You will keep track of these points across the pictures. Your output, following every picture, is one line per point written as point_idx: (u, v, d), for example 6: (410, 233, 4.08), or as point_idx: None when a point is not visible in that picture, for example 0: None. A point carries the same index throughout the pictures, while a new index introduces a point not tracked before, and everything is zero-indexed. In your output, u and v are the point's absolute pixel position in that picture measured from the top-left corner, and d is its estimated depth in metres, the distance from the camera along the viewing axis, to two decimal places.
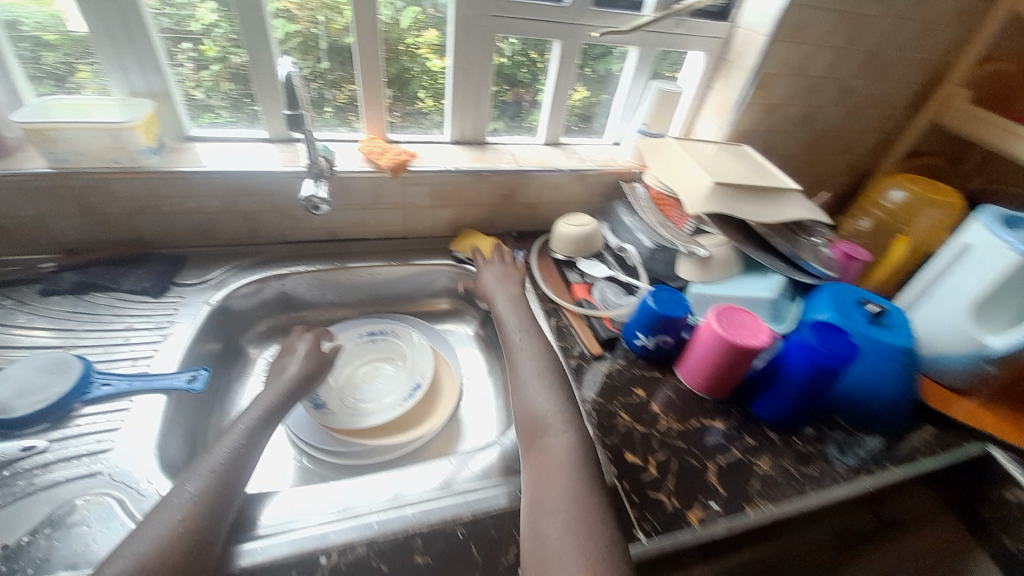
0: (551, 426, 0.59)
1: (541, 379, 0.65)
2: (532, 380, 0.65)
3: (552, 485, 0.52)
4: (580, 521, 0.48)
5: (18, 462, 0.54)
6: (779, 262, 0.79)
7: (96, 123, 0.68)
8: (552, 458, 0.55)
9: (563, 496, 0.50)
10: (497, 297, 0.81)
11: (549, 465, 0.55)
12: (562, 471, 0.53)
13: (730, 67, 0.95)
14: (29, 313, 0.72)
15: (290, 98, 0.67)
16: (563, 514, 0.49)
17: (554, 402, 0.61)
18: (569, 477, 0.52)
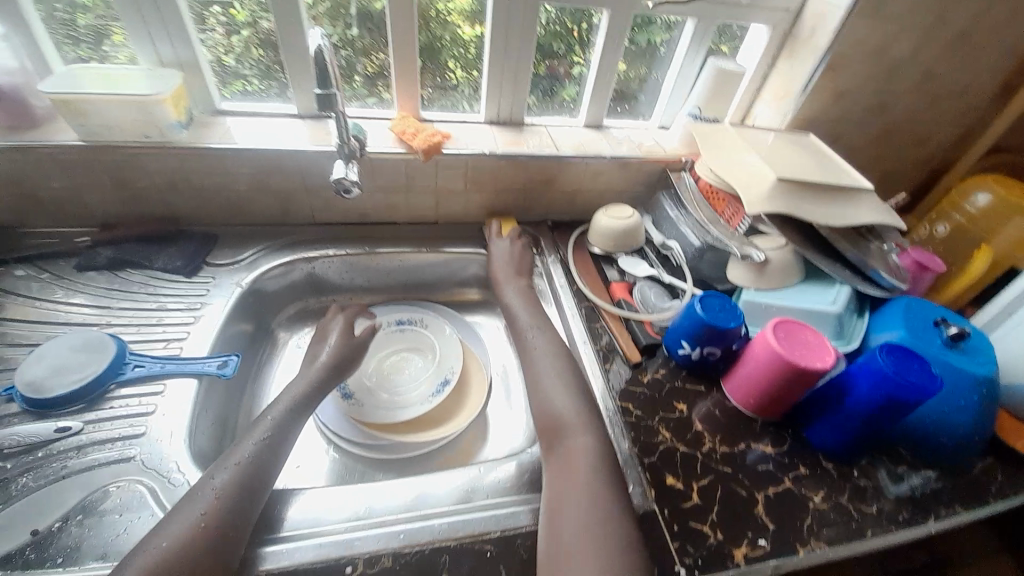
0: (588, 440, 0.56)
1: (561, 377, 0.64)
2: (550, 377, 0.64)
3: (574, 491, 0.51)
4: (598, 530, 0.47)
5: (52, 444, 0.55)
6: (843, 271, 0.72)
7: (124, 95, 0.66)
8: (572, 462, 0.54)
9: (583, 504, 0.49)
10: (504, 286, 0.81)
11: (568, 469, 0.54)
12: (582, 477, 0.52)
13: (798, 44, 0.85)
14: (67, 288, 0.72)
15: (321, 74, 0.62)
16: (581, 522, 0.48)
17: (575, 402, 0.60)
18: (590, 484, 0.51)
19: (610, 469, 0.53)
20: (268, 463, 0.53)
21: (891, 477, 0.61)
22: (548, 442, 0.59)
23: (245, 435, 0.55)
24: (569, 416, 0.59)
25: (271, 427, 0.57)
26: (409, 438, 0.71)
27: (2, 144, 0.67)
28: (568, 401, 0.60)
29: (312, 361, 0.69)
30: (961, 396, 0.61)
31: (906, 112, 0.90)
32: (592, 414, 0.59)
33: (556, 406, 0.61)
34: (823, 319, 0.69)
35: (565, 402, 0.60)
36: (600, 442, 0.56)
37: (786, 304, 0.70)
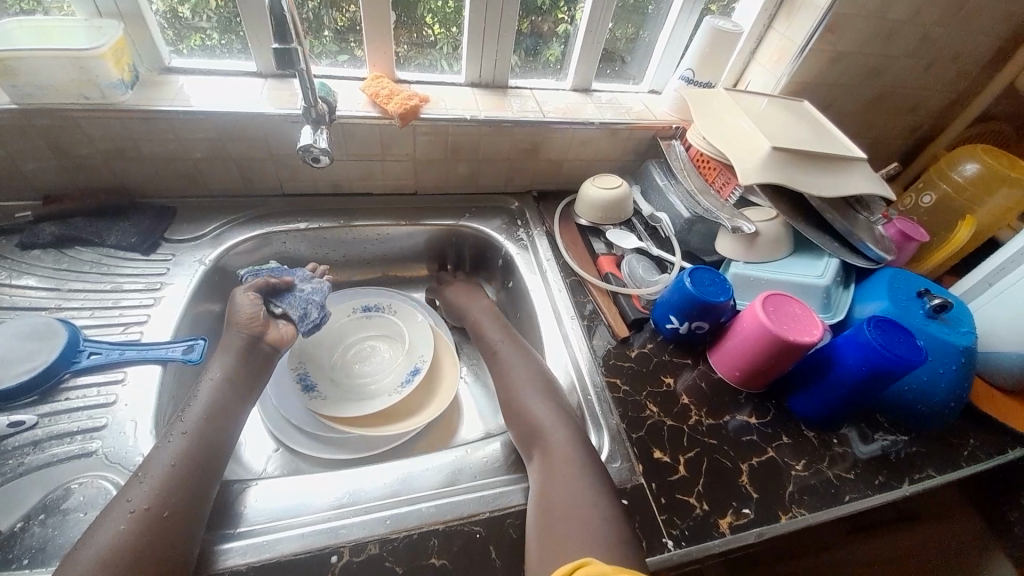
0: (546, 427, 0.56)
1: (531, 372, 0.63)
2: (540, 404, 0.59)
3: (557, 482, 0.50)
4: (585, 514, 0.46)
5: (6, 440, 0.51)
6: (831, 243, 0.71)
7: (55, 49, 0.59)
8: (552, 454, 0.53)
9: (572, 491, 0.48)
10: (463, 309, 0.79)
11: (545, 461, 0.53)
12: (565, 470, 0.50)
13: (796, 4, 0.81)
14: (9, 269, 0.66)
15: (280, 29, 0.55)
16: (568, 508, 0.47)
17: (543, 392, 0.60)
18: (575, 473, 0.50)
19: (585, 451, 0.53)
20: (221, 438, 0.51)
21: (865, 440, 0.63)
22: (523, 441, 0.57)
23: (188, 403, 0.53)
24: (539, 410, 0.58)
25: (213, 395, 0.54)
26: (372, 432, 0.66)
27: None
28: (540, 399, 0.59)
29: (228, 320, 0.62)
30: (941, 365, 0.62)
31: (899, 78, 0.88)
32: (564, 409, 0.58)
33: (528, 404, 0.59)
34: (811, 291, 0.69)
35: (537, 398, 0.59)
36: (572, 427, 0.56)
37: (774, 276, 0.69)
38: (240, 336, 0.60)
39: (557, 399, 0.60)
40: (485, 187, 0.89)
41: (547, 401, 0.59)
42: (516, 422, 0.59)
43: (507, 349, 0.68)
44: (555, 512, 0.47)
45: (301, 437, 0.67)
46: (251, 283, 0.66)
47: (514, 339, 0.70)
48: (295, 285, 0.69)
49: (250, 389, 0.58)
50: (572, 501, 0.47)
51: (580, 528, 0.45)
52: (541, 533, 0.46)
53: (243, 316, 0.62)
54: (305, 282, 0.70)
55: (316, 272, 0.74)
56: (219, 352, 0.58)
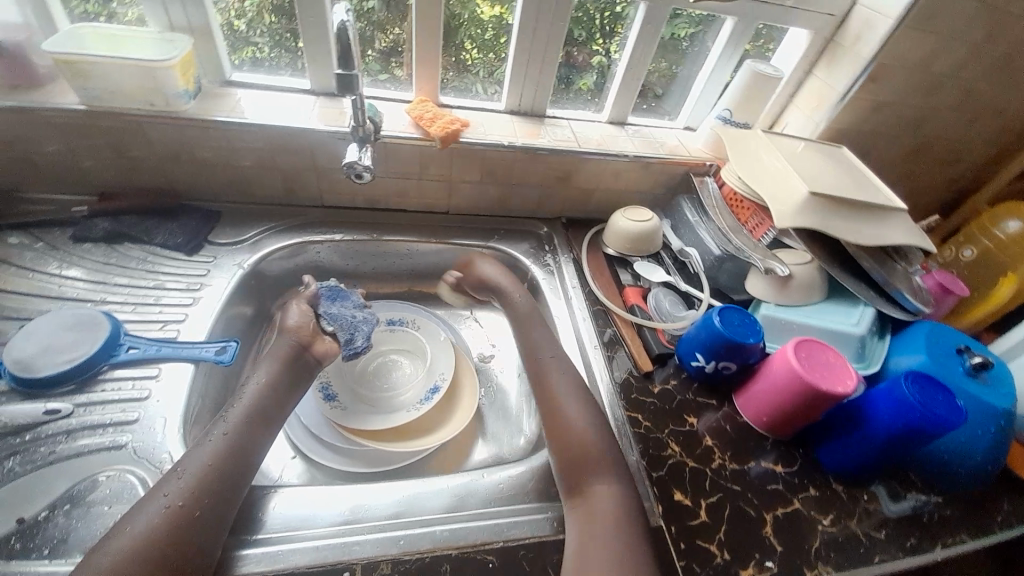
0: (597, 465, 0.54)
1: (588, 412, 0.59)
2: (595, 439, 0.56)
3: (601, 536, 0.48)
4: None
5: (41, 427, 0.53)
6: (867, 291, 0.70)
7: (129, 60, 0.63)
8: (598, 500, 0.51)
9: (614, 549, 0.47)
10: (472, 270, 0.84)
11: (595, 520, 0.50)
12: (612, 526, 0.49)
13: (838, 53, 0.82)
14: (61, 260, 0.69)
15: (343, 54, 0.58)
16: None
17: (600, 441, 0.56)
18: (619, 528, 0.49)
19: (637, 521, 0.50)
20: (256, 444, 0.51)
21: (896, 498, 0.60)
22: (565, 472, 0.55)
23: (231, 403, 0.54)
24: (595, 459, 0.55)
25: (254, 398, 0.54)
26: (391, 449, 0.66)
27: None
28: (594, 431, 0.57)
29: (280, 328, 0.64)
30: (980, 427, 0.60)
31: (940, 130, 0.88)
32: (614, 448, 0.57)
33: (580, 438, 0.57)
34: (844, 339, 0.67)
35: (592, 444, 0.56)
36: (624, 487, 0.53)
37: (809, 322, 0.68)
38: (287, 345, 0.61)
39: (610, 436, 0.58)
40: (514, 210, 0.90)
41: (602, 451, 0.56)
42: (565, 464, 0.55)
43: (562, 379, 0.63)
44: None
45: (320, 446, 0.67)
46: (306, 296, 0.68)
47: (572, 373, 0.65)
48: (347, 307, 0.71)
49: (291, 395, 0.58)
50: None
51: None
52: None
53: (295, 325, 0.64)
54: (358, 307, 0.72)
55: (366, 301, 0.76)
56: (267, 359, 0.59)
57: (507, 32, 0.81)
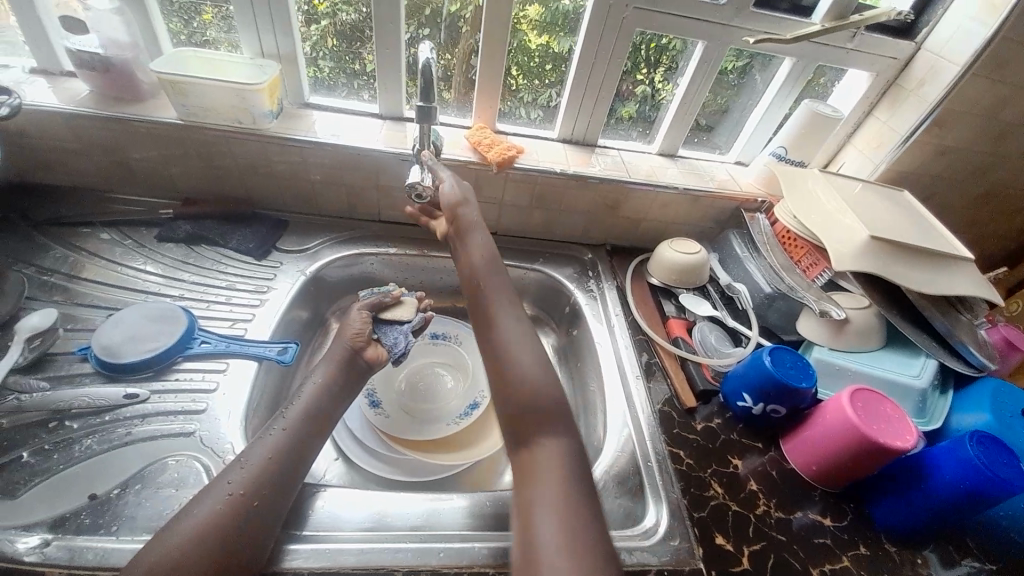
0: (544, 413, 0.52)
1: (531, 365, 0.56)
2: (539, 381, 0.55)
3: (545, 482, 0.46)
4: (582, 554, 0.40)
5: (120, 409, 0.57)
6: (928, 341, 0.67)
7: (226, 83, 0.69)
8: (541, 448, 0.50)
9: (554, 492, 0.45)
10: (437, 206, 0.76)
11: (536, 473, 0.48)
12: (553, 473, 0.47)
13: (902, 96, 0.81)
14: (146, 257, 0.76)
15: (426, 87, 0.63)
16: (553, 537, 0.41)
17: (546, 387, 0.55)
18: (561, 474, 0.47)
19: (584, 479, 0.47)
20: (312, 442, 0.54)
21: (950, 565, 0.56)
22: (511, 419, 0.53)
23: (291, 401, 0.57)
24: (543, 414, 0.52)
25: (312, 399, 0.57)
26: (432, 460, 0.68)
27: (109, 116, 0.72)
28: (539, 372, 0.56)
29: (338, 332, 0.68)
30: None
31: (1013, 178, 0.84)
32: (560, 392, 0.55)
33: (526, 380, 0.55)
34: (901, 390, 0.65)
35: (540, 392, 0.54)
36: (571, 446, 0.50)
37: (863, 369, 0.66)
38: (342, 349, 0.65)
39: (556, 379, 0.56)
40: (560, 235, 0.92)
41: (551, 407, 0.53)
42: (507, 419, 0.53)
43: (510, 327, 0.60)
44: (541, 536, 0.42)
45: (363, 451, 0.69)
46: (366, 301, 0.70)
47: (522, 324, 0.61)
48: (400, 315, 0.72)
49: (345, 399, 0.61)
50: (564, 534, 0.41)
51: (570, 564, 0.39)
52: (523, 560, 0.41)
53: (352, 331, 0.67)
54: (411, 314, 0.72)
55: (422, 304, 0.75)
56: (324, 360, 0.63)
57: (551, 59, 0.84)
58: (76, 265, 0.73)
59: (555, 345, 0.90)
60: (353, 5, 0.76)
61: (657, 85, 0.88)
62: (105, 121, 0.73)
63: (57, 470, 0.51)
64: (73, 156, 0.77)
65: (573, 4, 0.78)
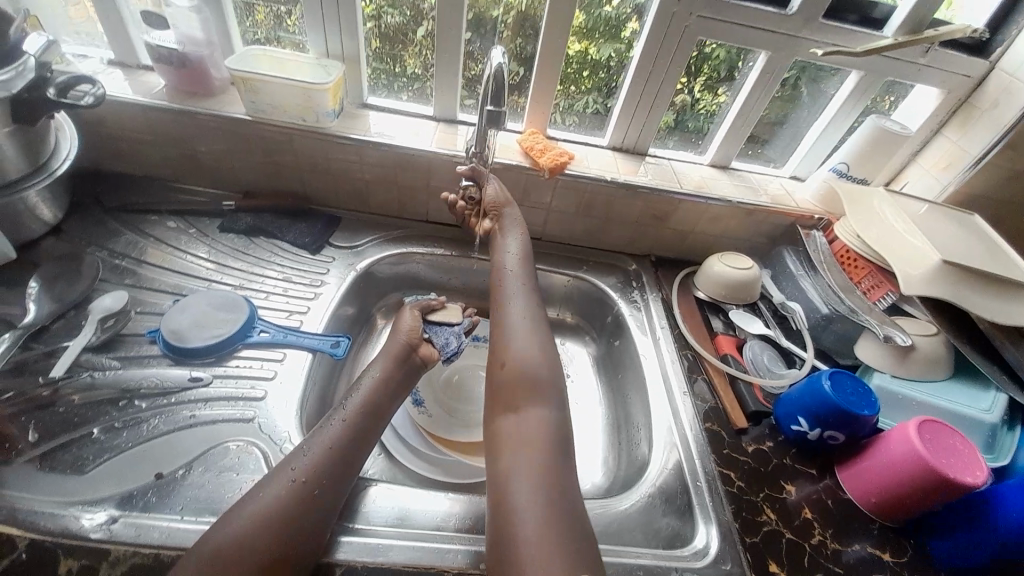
0: (532, 388, 0.58)
1: (525, 347, 0.62)
2: (530, 361, 0.61)
3: (524, 448, 0.51)
4: (552, 501, 0.45)
5: (184, 392, 0.60)
6: (999, 375, 0.64)
7: (294, 81, 0.72)
8: (524, 418, 0.55)
9: (532, 457, 0.50)
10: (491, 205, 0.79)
11: (517, 438, 0.52)
12: (534, 439, 0.52)
13: (975, 114, 0.77)
14: (208, 246, 0.79)
15: (496, 91, 0.64)
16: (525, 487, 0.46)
17: (538, 368, 0.60)
18: (540, 440, 0.52)
19: (558, 445, 0.52)
20: (368, 434, 0.55)
21: None
22: (502, 394, 0.58)
23: (350, 392, 0.59)
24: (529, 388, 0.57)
25: (370, 392, 0.59)
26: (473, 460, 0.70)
27: (182, 109, 0.76)
28: (530, 352, 0.62)
29: (394, 327, 0.69)
30: None
31: None
32: (550, 369, 0.61)
33: (520, 361, 0.61)
34: (967, 423, 0.62)
35: (532, 369, 0.60)
36: (552, 417, 0.55)
37: (930, 400, 0.63)
38: (399, 342, 0.66)
39: (550, 357, 0.62)
40: (606, 244, 0.91)
41: (538, 384, 0.58)
42: (498, 392, 0.59)
43: (517, 318, 0.66)
44: (515, 487, 0.46)
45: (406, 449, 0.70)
46: (416, 303, 0.72)
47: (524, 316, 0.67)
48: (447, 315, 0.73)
49: (399, 392, 0.62)
50: (540, 485, 0.46)
51: (543, 510, 0.44)
52: (495, 504, 0.46)
53: (407, 326, 0.68)
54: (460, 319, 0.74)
55: (468, 314, 0.77)
56: (380, 354, 0.65)
57: (590, 67, 0.84)
58: (144, 251, 0.76)
59: (596, 353, 0.89)
60: (399, 9, 0.78)
61: (697, 94, 0.86)
62: (177, 115, 0.76)
63: (126, 448, 0.54)
64: (146, 147, 0.81)
65: (616, 11, 0.77)
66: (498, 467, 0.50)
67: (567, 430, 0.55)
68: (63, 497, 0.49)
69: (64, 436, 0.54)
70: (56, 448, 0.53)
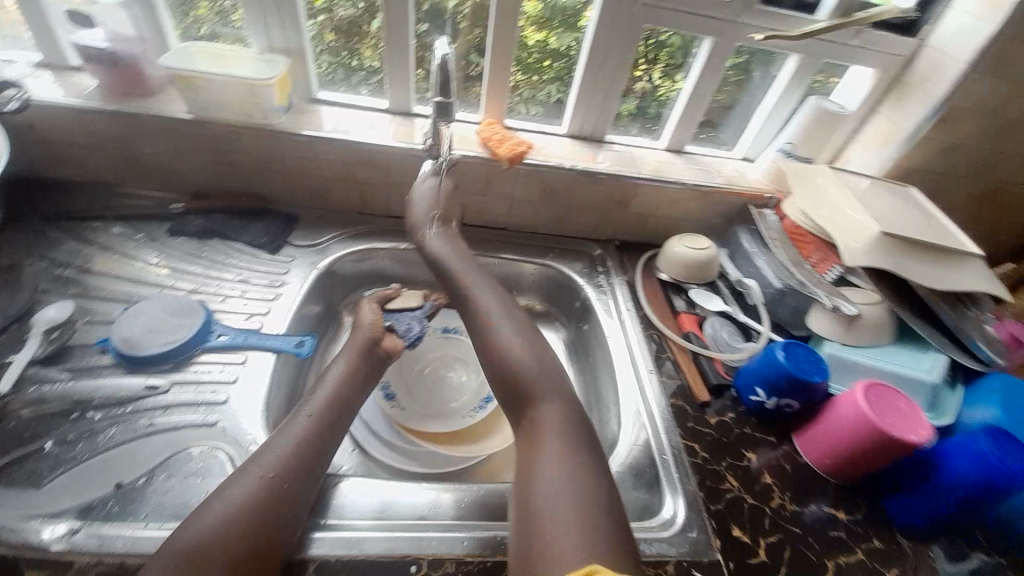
0: (537, 388, 0.58)
1: (519, 346, 0.62)
2: (526, 359, 0.60)
3: (545, 448, 0.52)
4: (576, 496, 0.46)
5: (141, 400, 0.58)
6: (937, 336, 0.69)
7: (236, 77, 0.70)
8: (539, 420, 0.55)
9: (550, 456, 0.50)
10: (424, 233, 0.75)
11: (539, 439, 0.53)
12: (552, 437, 0.53)
13: (908, 90, 0.81)
14: (159, 251, 0.76)
15: (443, 82, 0.67)
16: (552, 488, 0.47)
17: (535, 365, 0.60)
18: (557, 438, 0.53)
19: (575, 439, 0.52)
20: (337, 428, 0.55)
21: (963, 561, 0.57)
22: (513, 400, 0.59)
23: (315, 387, 0.58)
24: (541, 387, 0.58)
25: (336, 387, 0.58)
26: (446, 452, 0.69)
27: (119, 109, 0.72)
28: (523, 350, 0.61)
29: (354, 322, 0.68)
30: None
31: (1016, 174, 0.85)
32: (550, 365, 0.61)
33: (517, 361, 0.60)
34: (910, 382, 0.66)
35: (530, 368, 0.60)
36: (567, 409, 0.56)
37: (875, 364, 0.67)
38: (363, 336, 0.65)
39: (544, 354, 0.62)
40: (570, 231, 0.92)
41: (540, 381, 0.59)
42: (510, 399, 0.59)
43: (502, 316, 0.65)
44: (538, 489, 0.47)
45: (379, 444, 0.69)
46: (374, 296, 0.72)
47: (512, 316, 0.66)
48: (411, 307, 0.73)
49: (365, 385, 0.62)
50: (561, 482, 0.47)
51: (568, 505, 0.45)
52: (521, 509, 0.47)
53: (367, 320, 0.67)
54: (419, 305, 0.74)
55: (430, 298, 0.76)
56: (344, 349, 0.64)
57: (550, 55, 0.84)
58: (89, 259, 0.72)
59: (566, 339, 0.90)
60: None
61: (656, 81, 0.88)
62: (114, 115, 0.72)
63: (81, 461, 0.52)
64: (83, 150, 0.76)
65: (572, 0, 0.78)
66: (523, 472, 0.51)
67: (586, 425, 0.55)
68: (22, 510, 0.46)
69: (18, 450, 0.51)
70: (10, 463, 0.50)
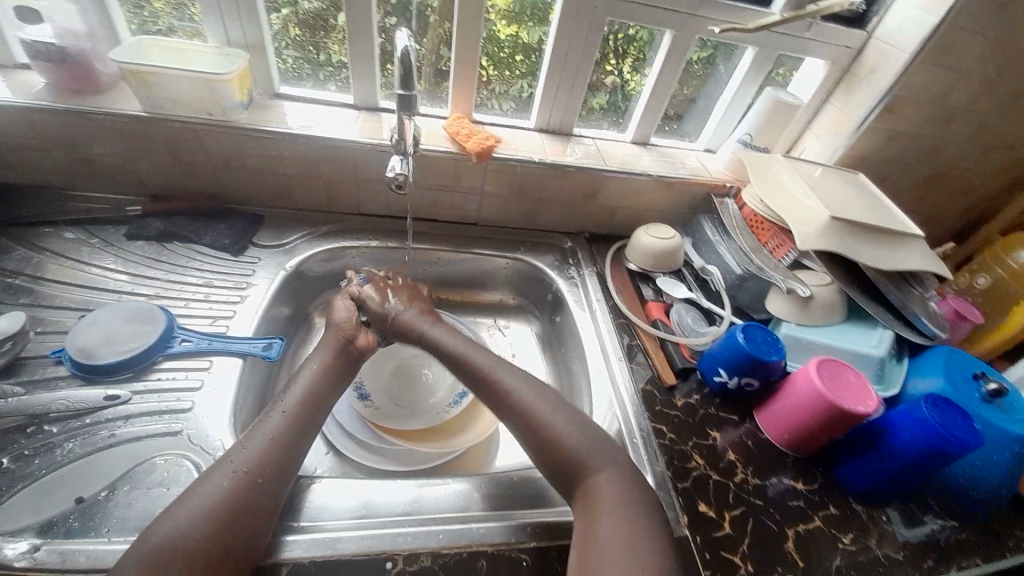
0: (585, 460, 0.54)
1: (557, 415, 0.58)
2: (567, 429, 0.57)
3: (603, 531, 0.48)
4: None
5: (100, 411, 0.56)
6: (884, 314, 0.73)
7: (191, 72, 0.67)
8: (592, 498, 0.52)
9: (615, 542, 0.47)
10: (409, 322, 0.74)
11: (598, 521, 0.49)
12: (610, 518, 0.49)
13: (857, 81, 0.85)
14: (115, 255, 0.73)
15: (405, 75, 0.64)
16: (617, 542, 0.47)
17: (577, 436, 0.56)
18: (619, 519, 0.49)
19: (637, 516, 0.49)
20: (311, 425, 0.55)
21: (910, 523, 0.61)
22: (558, 477, 0.55)
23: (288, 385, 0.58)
24: (588, 451, 0.55)
25: (309, 385, 0.58)
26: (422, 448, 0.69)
27: (65, 108, 0.69)
28: (559, 421, 0.57)
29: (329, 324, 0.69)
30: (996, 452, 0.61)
31: (954, 160, 0.90)
32: (592, 434, 0.57)
33: (556, 434, 0.57)
34: (858, 358, 0.70)
35: (569, 439, 0.56)
36: (625, 480, 0.53)
37: (827, 342, 0.71)
38: (336, 338, 0.66)
39: (584, 423, 0.58)
40: (541, 224, 0.93)
41: (586, 455, 0.55)
42: (555, 474, 0.55)
43: (526, 385, 0.62)
44: None
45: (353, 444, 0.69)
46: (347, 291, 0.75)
47: (537, 382, 0.63)
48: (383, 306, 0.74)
49: (338, 383, 0.62)
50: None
51: None
52: None
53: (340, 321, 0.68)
54: None
55: None
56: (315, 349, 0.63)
57: (521, 49, 0.85)
58: (39, 266, 0.69)
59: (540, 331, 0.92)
60: None
61: (626, 75, 0.89)
62: (61, 114, 0.69)
63: (38, 476, 0.50)
64: (28, 151, 0.73)
65: None
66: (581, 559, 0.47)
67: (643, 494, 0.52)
68: None
69: None
70: None
